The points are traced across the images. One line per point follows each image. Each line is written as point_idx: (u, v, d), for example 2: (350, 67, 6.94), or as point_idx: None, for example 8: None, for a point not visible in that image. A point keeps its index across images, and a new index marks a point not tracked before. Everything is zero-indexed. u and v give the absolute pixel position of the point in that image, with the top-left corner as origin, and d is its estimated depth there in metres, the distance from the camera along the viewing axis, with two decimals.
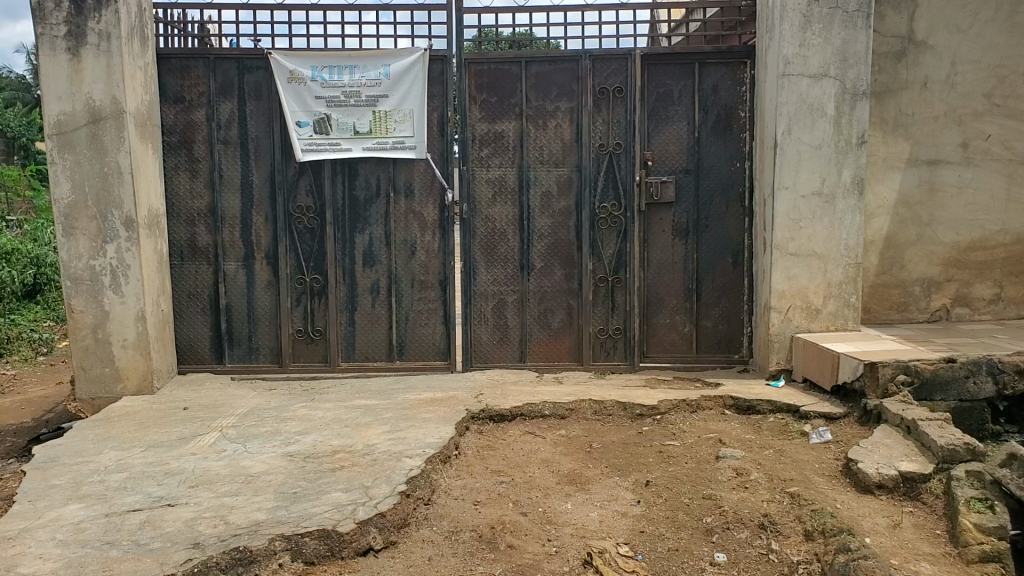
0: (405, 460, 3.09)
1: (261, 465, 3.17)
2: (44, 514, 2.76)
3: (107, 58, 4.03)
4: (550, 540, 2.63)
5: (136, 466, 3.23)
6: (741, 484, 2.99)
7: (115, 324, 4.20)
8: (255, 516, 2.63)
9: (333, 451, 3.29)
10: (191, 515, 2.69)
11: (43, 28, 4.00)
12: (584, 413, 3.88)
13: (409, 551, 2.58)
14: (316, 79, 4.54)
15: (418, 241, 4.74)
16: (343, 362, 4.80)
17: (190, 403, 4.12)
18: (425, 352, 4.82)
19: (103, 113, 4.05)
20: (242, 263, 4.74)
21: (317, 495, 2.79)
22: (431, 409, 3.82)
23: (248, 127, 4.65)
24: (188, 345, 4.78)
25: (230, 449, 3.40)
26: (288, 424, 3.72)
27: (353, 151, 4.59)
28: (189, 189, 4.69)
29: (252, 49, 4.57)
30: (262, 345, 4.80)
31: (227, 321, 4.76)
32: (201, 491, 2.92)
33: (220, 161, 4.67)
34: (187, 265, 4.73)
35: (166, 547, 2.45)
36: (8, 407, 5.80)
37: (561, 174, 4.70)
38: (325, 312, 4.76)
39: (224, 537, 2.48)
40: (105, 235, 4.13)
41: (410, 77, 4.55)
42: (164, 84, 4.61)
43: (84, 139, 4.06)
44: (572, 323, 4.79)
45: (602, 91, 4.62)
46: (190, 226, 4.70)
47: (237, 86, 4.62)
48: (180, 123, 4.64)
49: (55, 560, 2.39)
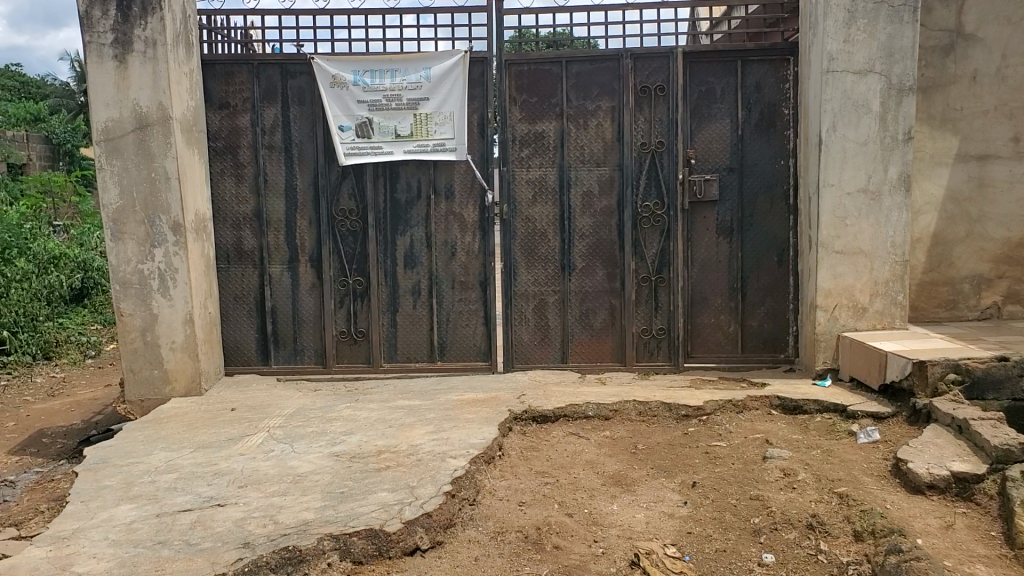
0: (449, 460, 3.10)
1: (307, 465, 3.20)
2: (96, 514, 2.81)
3: (152, 64, 4.08)
4: (596, 540, 2.62)
5: (185, 467, 3.27)
6: (789, 484, 2.96)
7: (163, 326, 4.26)
8: (304, 516, 2.66)
9: (377, 451, 3.31)
10: (240, 515, 2.73)
11: (90, 37, 4.08)
12: (628, 415, 3.86)
13: (456, 551, 2.58)
14: (358, 83, 4.57)
15: (459, 242, 4.76)
16: (386, 363, 4.83)
17: (237, 404, 4.17)
18: (467, 353, 4.82)
19: (149, 120, 4.12)
20: (286, 265, 4.79)
21: (364, 495, 2.81)
22: (474, 410, 3.83)
23: (291, 131, 4.69)
24: (233, 347, 4.85)
25: (277, 450, 3.43)
26: (334, 425, 3.74)
27: (394, 154, 4.62)
28: (234, 194, 4.75)
29: (296, 54, 4.61)
30: (307, 347, 4.84)
31: (273, 322, 4.82)
32: (250, 492, 2.95)
33: (264, 166, 4.72)
34: (233, 268, 4.79)
35: (216, 547, 2.48)
36: (58, 410, 5.92)
37: (602, 174, 4.68)
38: (367, 313, 4.79)
39: (274, 537, 2.51)
40: (154, 239, 4.20)
41: (451, 79, 4.57)
42: (209, 90, 4.67)
43: (131, 146, 4.13)
44: (614, 324, 4.77)
45: (644, 90, 4.60)
46: (235, 230, 4.76)
47: (281, 92, 4.67)
48: (225, 129, 4.70)
49: (107, 559, 2.44)
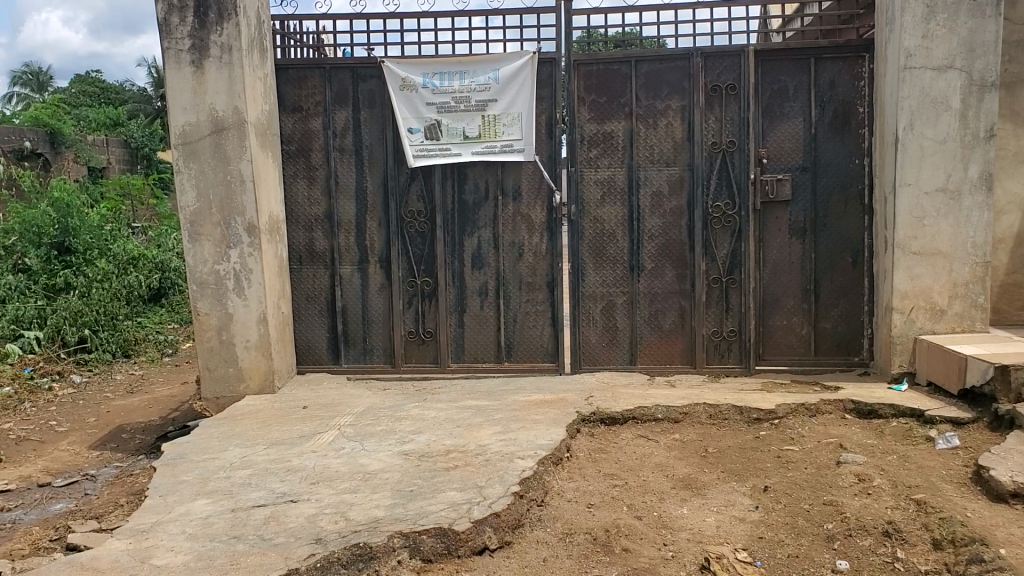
0: (518, 461, 3.10)
1: (377, 463, 3.24)
2: (174, 508, 2.88)
3: (228, 69, 4.17)
4: (666, 543, 2.60)
5: (259, 463, 3.34)
6: (863, 490, 2.90)
7: (237, 325, 4.35)
8: (374, 513, 2.69)
9: (446, 450, 3.33)
10: (312, 511, 2.77)
11: (169, 43, 4.19)
12: (698, 417, 3.82)
13: (525, 551, 2.58)
14: (428, 86, 4.61)
15: (527, 243, 4.76)
16: (453, 363, 4.86)
17: (309, 402, 4.24)
18: (534, 354, 4.82)
19: (225, 124, 4.21)
20: (356, 266, 4.85)
21: (433, 494, 2.83)
22: (542, 411, 3.83)
23: (362, 134, 4.75)
24: (305, 346, 4.93)
25: (347, 447, 3.48)
26: (403, 424, 3.78)
27: (462, 156, 4.65)
28: (307, 196, 4.83)
29: (366, 57, 4.67)
30: (376, 346, 4.90)
31: (342, 322, 4.89)
32: (321, 488, 2.99)
33: (335, 168, 4.79)
34: (305, 269, 4.87)
35: (289, 542, 2.52)
36: (137, 406, 6.09)
37: (672, 174, 4.64)
38: (435, 313, 4.82)
39: (345, 533, 2.54)
40: (229, 240, 4.29)
41: (520, 80, 4.57)
42: (282, 94, 4.76)
43: (208, 149, 4.23)
44: (684, 325, 4.73)
45: (715, 89, 4.55)
46: (307, 231, 4.84)
47: (352, 95, 4.73)
48: (298, 132, 4.79)
49: (185, 553, 2.50)
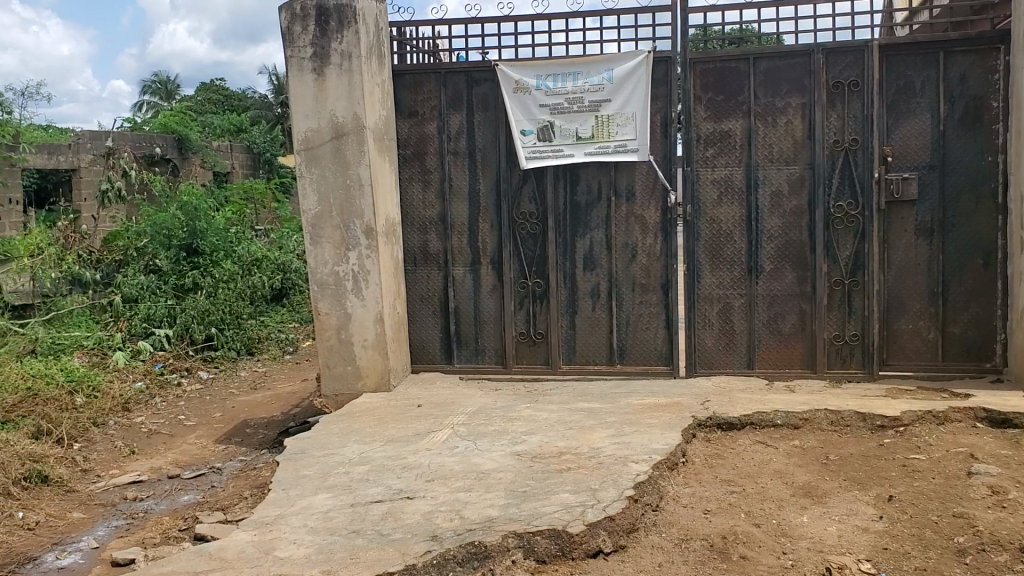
0: (632, 464, 3.08)
1: (491, 463, 3.26)
2: (296, 502, 2.98)
3: (348, 75, 4.28)
4: (785, 552, 2.54)
5: (376, 459, 3.41)
6: (997, 503, 2.77)
7: (355, 325, 4.45)
8: (489, 512, 2.71)
9: (559, 452, 3.33)
10: (428, 508, 2.81)
11: (293, 51, 4.33)
12: (819, 424, 3.72)
13: (640, 556, 2.56)
14: (541, 87, 4.62)
15: (640, 244, 4.71)
16: (565, 365, 4.86)
17: (423, 401, 4.31)
18: (648, 357, 4.77)
19: (345, 129, 4.32)
20: (469, 267, 4.90)
21: (547, 495, 2.83)
22: (657, 415, 3.80)
23: (476, 137, 4.80)
24: (419, 346, 5.03)
25: (462, 446, 3.52)
26: (516, 425, 3.80)
27: (575, 157, 4.65)
28: (422, 198, 4.92)
29: (481, 61, 4.72)
30: (488, 347, 4.94)
31: (455, 323, 4.95)
32: (437, 486, 3.04)
33: (450, 171, 4.86)
34: (419, 270, 4.97)
35: (406, 538, 2.58)
36: (260, 402, 6.31)
37: (791, 173, 4.53)
38: (547, 315, 4.83)
39: (461, 532, 2.58)
40: (348, 242, 4.40)
41: (634, 80, 4.54)
42: (399, 99, 4.87)
43: (328, 154, 4.35)
44: (803, 328, 4.61)
45: (837, 85, 4.43)
46: (422, 233, 4.94)
47: (466, 98, 4.79)
48: (413, 136, 4.88)
49: (307, 546, 2.59)
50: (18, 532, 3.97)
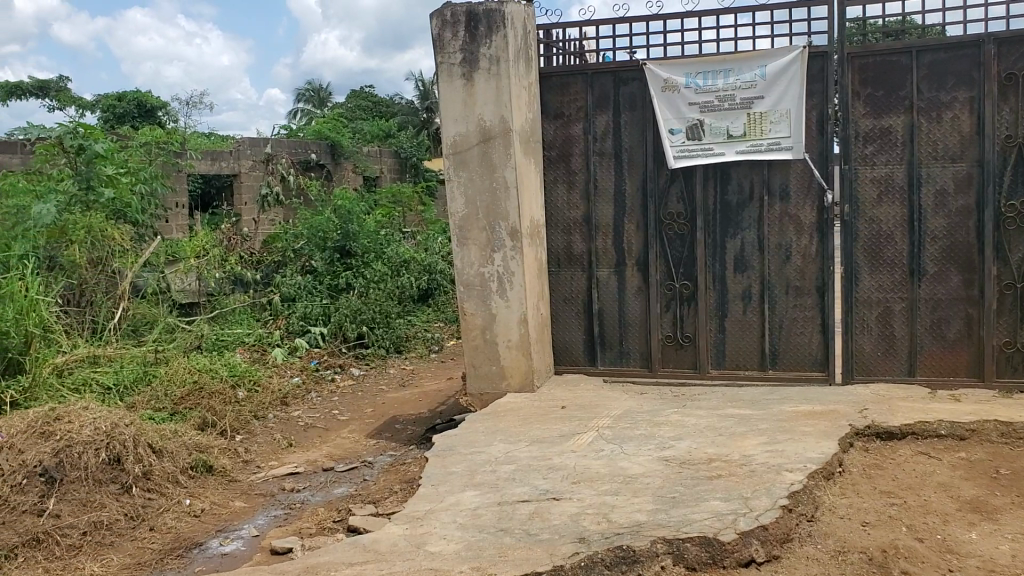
0: (785, 473, 3.00)
1: (639, 467, 3.24)
2: (445, 498, 3.04)
3: (496, 79, 4.33)
4: (952, 570, 2.41)
5: (522, 459, 3.44)
6: None
7: (501, 326, 4.50)
8: (637, 517, 2.69)
9: (709, 458, 3.27)
10: (576, 510, 2.81)
11: (442, 57, 4.43)
12: (988, 436, 3.51)
13: (794, 567, 2.48)
14: (690, 85, 4.56)
15: (794, 245, 4.57)
16: (713, 369, 4.76)
17: (569, 402, 4.32)
18: (801, 362, 4.63)
19: (493, 132, 4.37)
20: (614, 269, 4.88)
21: (696, 501, 2.79)
22: (811, 422, 3.67)
23: (623, 137, 4.78)
24: (564, 348, 5.05)
25: (608, 449, 3.50)
26: (663, 429, 3.75)
27: (726, 156, 4.55)
28: (567, 199, 4.93)
29: (629, 61, 4.69)
30: (633, 350, 4.90)
31: (600, 325, 4.94)
32: (584, 488, 3.04)
33: (596, 172, 4.85)
34: (563, 272, 4.99)
35: (554, 539, 2.59)
36: (408, 399, 6.48)
37: (958, 170, 4.30)
38: (695, 318, 4.75)
39: (608, 534, 2.57)
40: (494, 244, 4.45)
41: (788, 76, 4.41)
42: (546, 101, 4.91)
43: (476, 157, 4.42)
44: (971, 335, 4.37)
45: (1010, 77, 4.18)
46: (567, 235, 4.95)
47: (613, 98, 4.77)
48: (559, 138, 4.91)
49: (456, 542, 2.64)
50: (186, 517, 4.21)
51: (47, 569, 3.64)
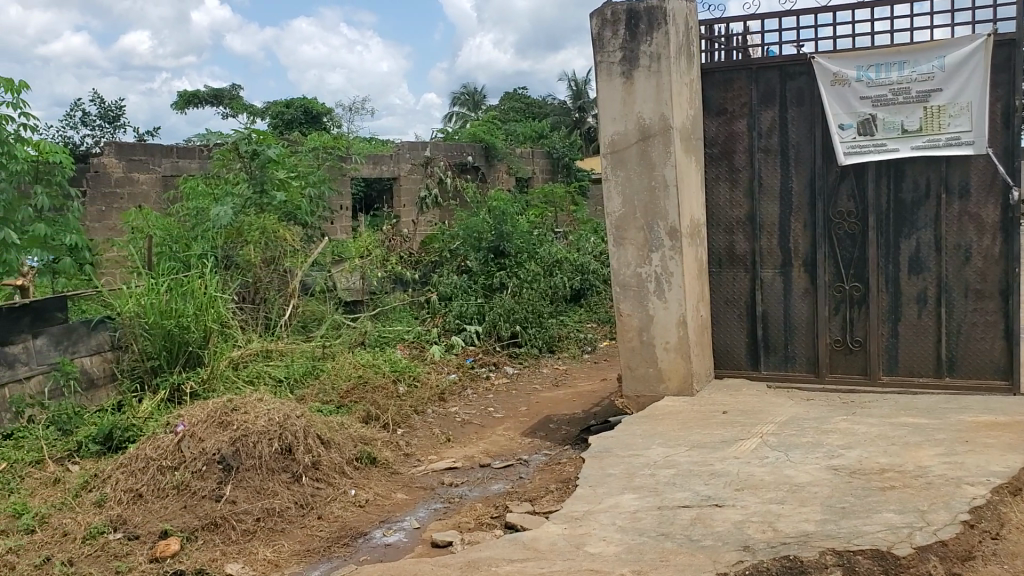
0: (966, 487, 2.83)
1: (805, 475, 3.13)
2: (604, 500, 3.03)
3: (656, 77, 4.28)
4: None
5: (682, 464, 3.38)
6: None
7: (659, 327, 4.45)
8: (804, 527, 2.60)
9: (881, 469, 3.13)
10: (739, 517, 2.75)
11: (602, 56, 4.44)
12: None
13: None
14: (862, 79, 4.39)
15: (975, 245, 4.31)
16: (885, 376, 4.55)
17: (729, 407, 4.22)
18: (982, 370, 4.37)
19: (652, 131, 4.32)
20: (779, 269, 4.74)
21: (868, 513, 2.67)
22: (993, 435, 3.45)
23: (789, 134, 4.63)
24: (725, 350, 4.95)
25: (772, 456, 3.40)
26: (831, 437, 3.61)
27: (900, 152, 4.35)
28: (730, 198, 4.83)
29: (796, 55, 4.55)
30: (799, 354, 4.75)
31: (764, 327, 4.81)
32: (747, 495, 2.96)
33: (760, 170, 4.72)
34: (724, 272, 4.90)
35: (717, 546, 2.53)
36: (563, 399, 6.49)
37: None
38: (865, 322, 4.55)
39: (774, 544, 2.50)
40: (652, 244, 4.40)
41: (970, 67, 4.17)
42: (708, 97, 4.83)
43: (635, 156, 4.39)
44: None
45: None
46: (729, 234, 4.85)
47: (779, 93, 4.63)
48: (722, 135, 4.82)
49: (616, 544, 2.63)
50: (352, 508, 4.36)
51: (224, 552, 3.86)
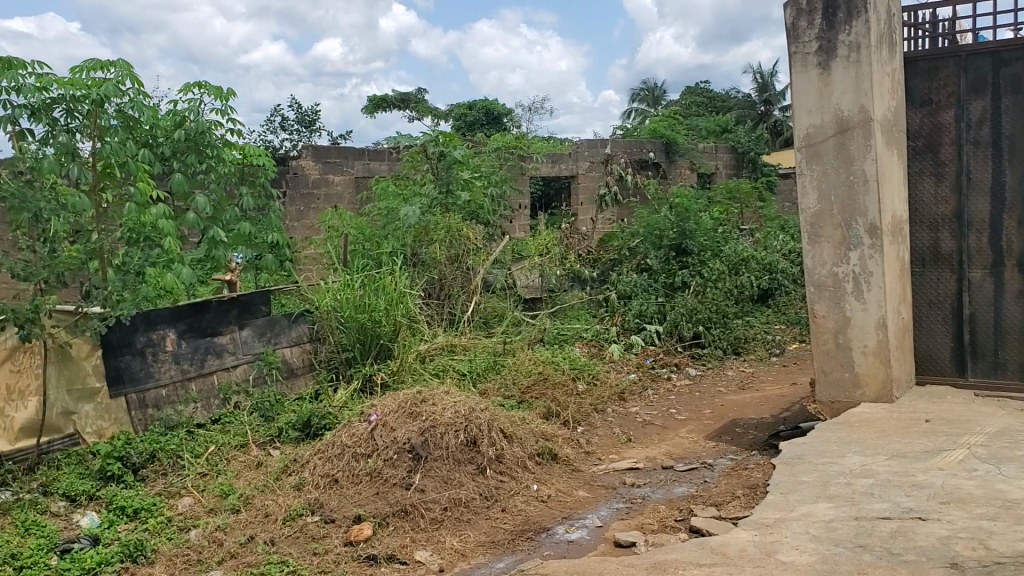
0: None
1: (1020, 492, 2.90)
2: (796, 508, 2.94)
3: (855, 67, 4.10)
4: None
5: (880, 474, 3.22)
6: None
7: (856, 330, 4.25)
8: (1021, 546, 2.41)
9: None
10: (946, 532, 2.58)
11: (797, 47, 4.31)
12: None
13: None
14: None
15: None
16: None
17: (932, 416, 3.97)
18: None
19: (851, 123, 4.14)
20: (989, 270, 4.43)
21: None
22: None
23: (1002, 124, 4.33)
24: (927, 356, 4.67)
25: (982, 470, 3.18)
26: None
27: None
28: (934, 194, 4.56)
29: (1011, 39, 4.24)
30: (1012, 360, 4.42)
31: (971, 332, 4.51)
32: (954, 510, 2.78)
33: (969, 163, 4.43)
34: (928, 272, 4.63)
35: (921, 561, 2.39)
36: (749, 402, 6.31)
37: None
38: None
39: (987, 563, 2.33)
40: (849, 242, 4.21)
41: None
42: (911, 87, 4.58)
43: (832, 150, 4.22)
44: None
45: None
46: (933, 232, 4.58)
47: (991, 81, 4.33)
48: (927, 126, 4.56)
49: (810, 553, 2.53)
50: (535, 502, 4.40)
51: (414, 539, 3.98)
